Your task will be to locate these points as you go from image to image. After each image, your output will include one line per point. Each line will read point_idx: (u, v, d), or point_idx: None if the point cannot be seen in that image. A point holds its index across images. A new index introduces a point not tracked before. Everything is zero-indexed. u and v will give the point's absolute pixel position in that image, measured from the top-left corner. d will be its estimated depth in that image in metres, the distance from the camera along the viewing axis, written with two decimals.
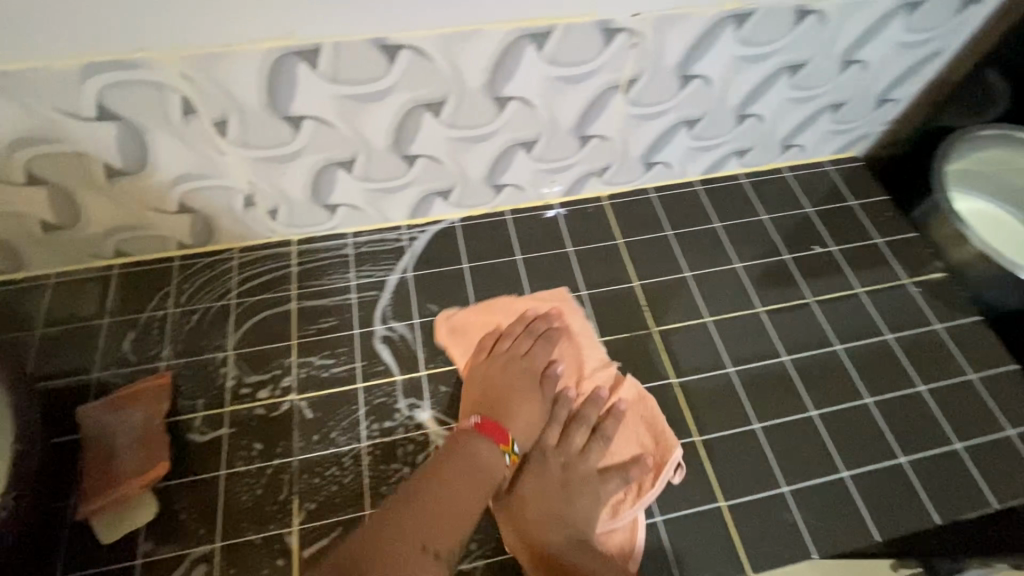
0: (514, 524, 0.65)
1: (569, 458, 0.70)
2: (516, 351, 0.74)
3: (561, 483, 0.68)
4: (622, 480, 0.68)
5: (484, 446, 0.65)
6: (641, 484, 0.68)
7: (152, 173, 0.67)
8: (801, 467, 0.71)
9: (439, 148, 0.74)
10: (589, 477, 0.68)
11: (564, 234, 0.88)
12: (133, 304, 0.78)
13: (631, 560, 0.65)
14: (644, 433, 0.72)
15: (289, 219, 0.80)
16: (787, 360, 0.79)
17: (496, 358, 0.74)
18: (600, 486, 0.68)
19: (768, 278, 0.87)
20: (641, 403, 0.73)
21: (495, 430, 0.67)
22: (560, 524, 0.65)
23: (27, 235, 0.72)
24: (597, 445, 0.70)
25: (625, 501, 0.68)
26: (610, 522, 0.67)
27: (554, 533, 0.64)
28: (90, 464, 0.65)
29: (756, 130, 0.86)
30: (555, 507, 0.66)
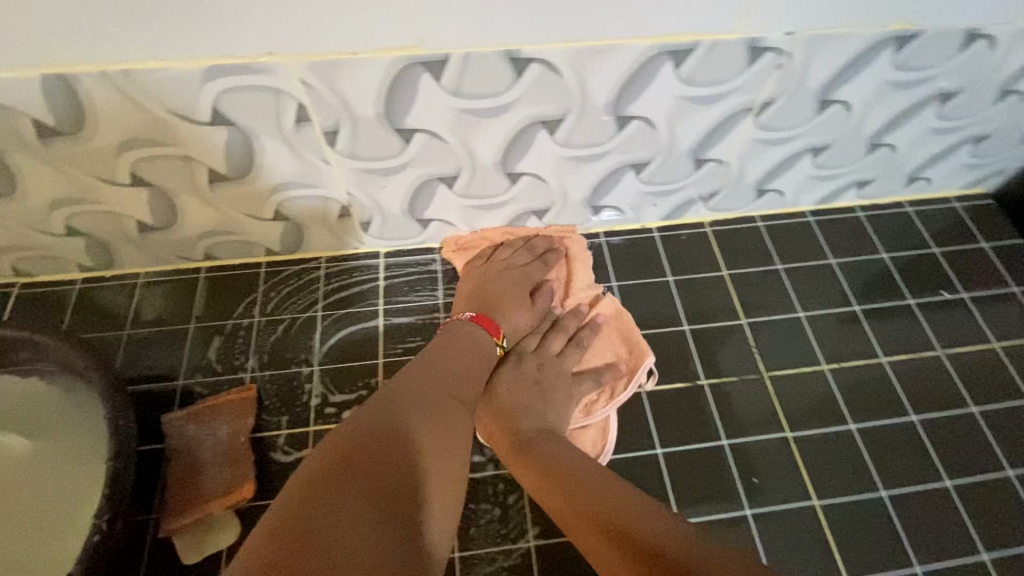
0: (491, 412, 0.66)
1: (547, 361, 0.72)
2: (509, 260, 0.76)
3: (541, 381, 0.70)
4: (595, 381, 0.72)
5: (480, 338, 0.68)
6: (613, 388, 0.72)
7: (253, 179, 0.65)
8: (934, 545, 0.65)
9: (546, 166, 0.69)
10: (568, 378, 0.71)
11: (664, 262, 0.82)
12: (219, 309, 0.76)
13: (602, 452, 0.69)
14: (621, 346, 0.75)
15: (380, 232, 0.77)
16: (916, 421, 0.72)
17: (488, 263, 0.76)
18: (576, 387, 0.71)
19: (890, 324, 0.79)
20: (620, 320, 0.77)
21: (489, 324, 0.70)
22: (536, 414, 0.66)
23: (123, 235, 0.71)
24: (574, 351, 0.74)
25: (597, 402, 0.72)
26: (581, 421, 0.70)
27: (528, 421, 0.65)
28: (176, 476, 0.63)
29: (885, 160, 0.79)
30: (532, 400, 0.67)
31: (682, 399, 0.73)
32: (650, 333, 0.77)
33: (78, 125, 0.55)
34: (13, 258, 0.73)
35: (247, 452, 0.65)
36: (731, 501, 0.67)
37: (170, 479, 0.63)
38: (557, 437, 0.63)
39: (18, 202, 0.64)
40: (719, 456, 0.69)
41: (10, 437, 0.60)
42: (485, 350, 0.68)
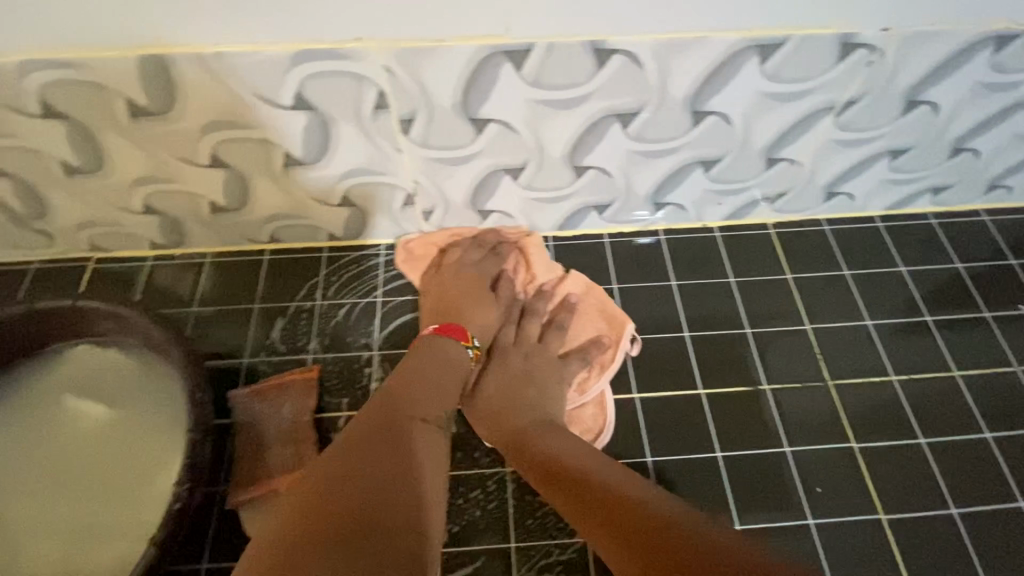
0: (484, 415, 0.66)
1: (528, 350, 0.71)
2: (463, 263, 0.75)
3: (528, 368, 0.69)
4: (582, 359, 0.72)
5: (450, 345, 0.66)
6: (598, 363, 0.73)
7: (326, 164, 0.66)
8: (1008, 568, 0.63)
9: (614, 161, 0.68)
10: (553, 362, 0.71)
11: (725, 262, 0.80)
12: (282, 291, 0.77)
13: (604, 427, 0.69)
14: (602, 321, 0.75)
15: (439, 222, 0.77)
16: (989, 437, 0.69)
17: (446, 270, 0.75)
18: (562, 369, 0.71)
19: (964, 337, 0.76)
20: (596, 296, 0.77)
21: (456, 330, 0.68)
22: (531, 405, 0.66)
23: (196, 215, 0.73)
24: (556, 334, 0.73)
25: (586, 377, 0.72)
26: (578, 400, 0.71)
27: (524, 413, 0.65)
28: (241, 453, 0.65)
29: (966, 166, 0.76)
30: (522, 392, 0.67)
31: (741, 402, 0.71)
32: (709, 334, 0.76)
33: (168, 105, 0.57)
34: (91, 234, 0.76)
35: (312, 434, 0.66)
36: (793, 509, 0.65)
37: (236, 455, 0.65)
38: (555, 428, 0.63)
39: (103, 178, 0.66)
40: (780, 463, 0.68)
41: (92, 406, 0.62)
42: (457, 356, 0.66)
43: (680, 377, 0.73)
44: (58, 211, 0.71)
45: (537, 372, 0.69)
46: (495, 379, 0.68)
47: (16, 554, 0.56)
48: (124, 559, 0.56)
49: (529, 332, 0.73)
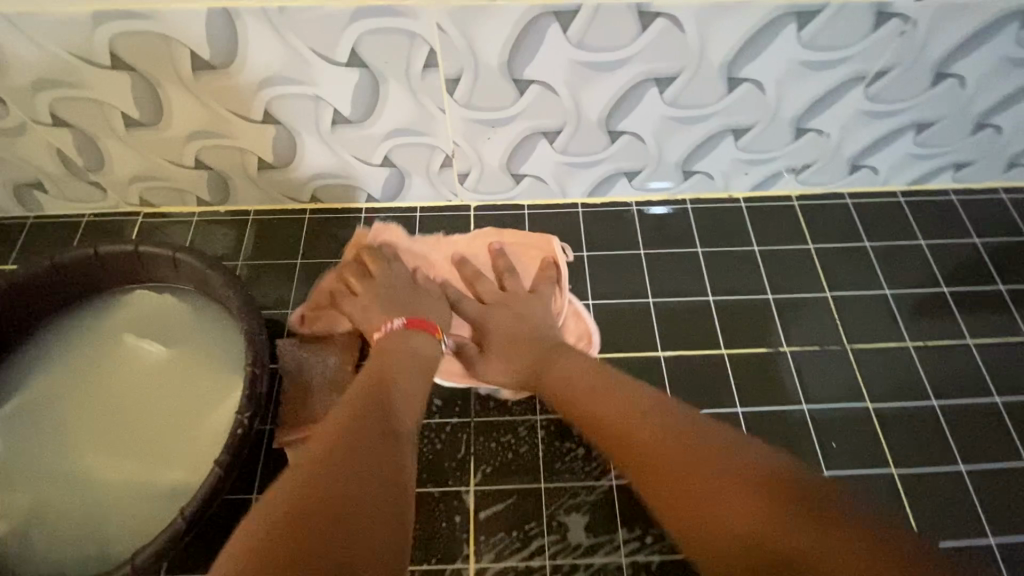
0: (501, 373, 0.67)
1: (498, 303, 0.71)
2: (369, 286, 0.71)
3: (514, 311, 0.70)
4: (548, 285, 0.74)
5: (413, 337, 0.65)
6: (549, 279, 0.74)
7: (372, 124, 0.69)
8: (1017, 522, 0.65)
9: (647, 126, 0.71)
10: (527, 298, 0.72)
11: (749, 231, 0.83)
12: (322, 248, 0.81)
13: (589, 333, 0.74)
14: (536, 249, 0.77)
15: (474, 185, 0.80)
16: (1000, 402, 0.72)
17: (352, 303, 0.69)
18: (538, 296, 0.72)
19: (980, 308, 0.78)
20: (525, 237, 0.78)
21: (422, 324, 0.66)
22: (533, 339, 0.67)
23: (243, 171, 0.76)
24: (512, 277, 0.74)
25: (556, 299, 0.74)
26: (559, 321, 0.73)
27: (529, 351, 0.66)
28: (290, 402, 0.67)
29: (989, 143, 0.78)
30: (516, 336, 0.68)
31: (762, 362, 0.74)
32: (733, 299, 0.79)
33: (230, 59, 0.60)
34: (142, 188, 0.79)
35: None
36: (809, 462, 0.68)
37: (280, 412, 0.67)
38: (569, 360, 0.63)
39: (160, 131, 0.69)
40: (798, 420, 0.71)
41: (150, 343, 0.66)
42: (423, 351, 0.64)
43: (703, 337, 0.76)
44: (113, 163, 0.74)
45: (521, 311, 0.70)
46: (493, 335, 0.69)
47: (79, 477, 0.60)
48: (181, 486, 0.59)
49: (488, 291, 0.73)
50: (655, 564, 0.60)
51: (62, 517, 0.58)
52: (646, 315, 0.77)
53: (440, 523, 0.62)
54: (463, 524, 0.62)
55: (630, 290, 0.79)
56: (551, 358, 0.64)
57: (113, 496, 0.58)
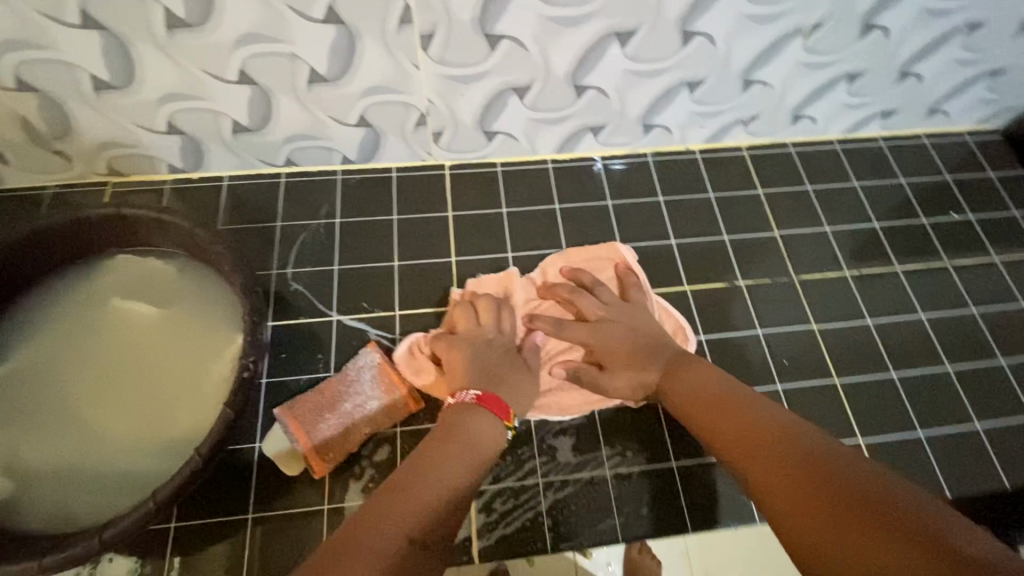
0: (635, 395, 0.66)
1: (598, 323, 0.70)
2: (470, 334, 0.68)
3: (623, 324, 0.69)
4: (636, 289, 0.74)
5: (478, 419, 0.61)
6: (633, 285, 0.74)
7: (348, 82, 0.71)
8: (939, 417, 0.76)
9: (612, 81, 0.76)
10: (630, 307, 0.71)
11: (705, 179, 0.90)
12: (302, 211, 0.83)
13: (677, 323, 0.76)
14: (605, 260, 0.79)
15: (448, 143, 0.83)
16: (923, 318, 0.82)
17: (449, 350, 0.67)
18: (638, 303, 0.72)
19: (906, 239, 0.89)
20: (592, 252, 0.79)
21: (495, 404, 0.62)
22: (649, 352, 0.66)
23: (217, 136, 0.77)
24: (602, 288, 0.73)
25: (649, 302, 0.74)
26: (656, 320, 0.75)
27: (650, 364, 0.65)
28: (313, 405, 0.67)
29: (911, 91, 0.87)
30: (633, 353, 0.67)
31: (720, 295, 0.82)
32: (693, 241, 0.86)
33: (204, 17, 0.61)
34: (111, 155, 0.78)
35: (411, 405, 0.69)
36: (765, 379, 0.77)
37: (331, 416, 0.67)
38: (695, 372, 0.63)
39: (132, 94, 0.69)
40: (754, 343, 0.79)
41: (141, 305, 0.66)
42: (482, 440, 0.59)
43: (668, 276, 0.83)
44: (80, 129, 0.73)
45: (629, 324, 0.69)
46: (606, 353, 0.68)
47: (78, 435, 0.60)
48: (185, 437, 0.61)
49: (589, 309, 0.71)
50: (635, 475, 0.67)
51: (64, 473, 0.59)
52: None
53: None
54: None
55: (600, 237, 0.85)
56: (677, 373, 0.63)
57: (116, 450, 0.60)
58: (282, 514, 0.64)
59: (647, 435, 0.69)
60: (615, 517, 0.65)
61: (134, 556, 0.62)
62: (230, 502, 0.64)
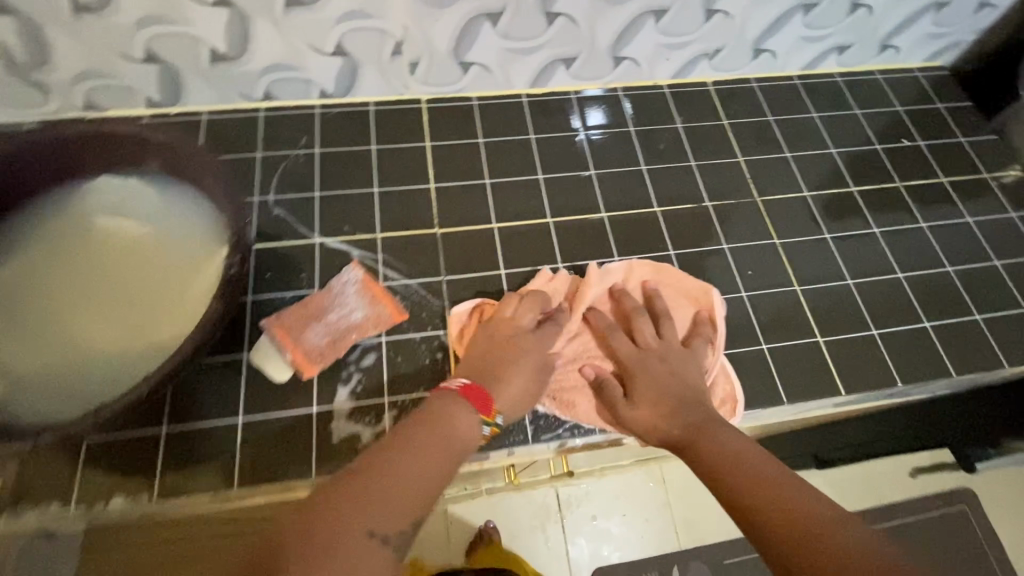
0: (644, 430, 0.65)
1: (651, 353, 0.70)
2: (519, 317, 0.70)
3: (671, 366, 0.68)
4: (703, 341, 0.73)
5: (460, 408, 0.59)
6: (702, 336, 0.74)
7: (327, 5, 0.73)
8: (890, 318, 0.82)
9: (580, 8, 0.80)
10: (687, 357, 0.70)
11: (673, 111, 0.95)
12: (283, 142, 0.84)
13: (733, 391, 0.73)
14: (692, 300, 0.77)
15: (425, 76, 0.86)
16: (876, 233, 0.88)
17: (491, 326, 0.69)
18: (697, 357, 0.71)
19: (861, 164, 0.94)
20: (681, 284, 0.78)
21: (479, 397, 0.61)
22: (685, 403, 0.65)
23: (196, 64, 0.78)
24: (669, 324, 0.73)
25: (710, 358, 0.73)
26: (710, 379, 0.72)
27: (680, 414, 0.63)
28: (307, 315, 0.70)
29: (864, 23, 0.92)
30: (668, 389, 0.66)
31: (689, 216, 0.87)
32: (662, 166, 0.90)
33: None
34: (88, 87, 0.78)
35: (396, 317, 0.72)
36: (731, 289, 0.81)
37: (318, 325, 0.69)
38: (723, 428, 0.61)
39: (110, 16, 0.70)
40: (719, 258, 0.84)
41: (124, 222, 0.68)
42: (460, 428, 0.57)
43: (640, 199, 0.87)
44: (59, 57, 0.74)
45: (681, 371, 0.68)
46: (640, 385, 0.67)
47: (65, 337, 0.61)
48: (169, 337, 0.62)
49: (644, 336, 0.71)
50: None
51: (44, 371, 0.59)
52: (589, 185, 0.87)
53: (424, 361, 0.71)
54: (443, 360, 0.71)
55: (574, 165, 0.89)
56: (702, 429, 0.61)
57: (98, 351, 0.60)
58: (271, 418, 0.66)
59: None
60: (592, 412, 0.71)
61: (129, 460, 0.63)
62: (219, 407, 0.66)
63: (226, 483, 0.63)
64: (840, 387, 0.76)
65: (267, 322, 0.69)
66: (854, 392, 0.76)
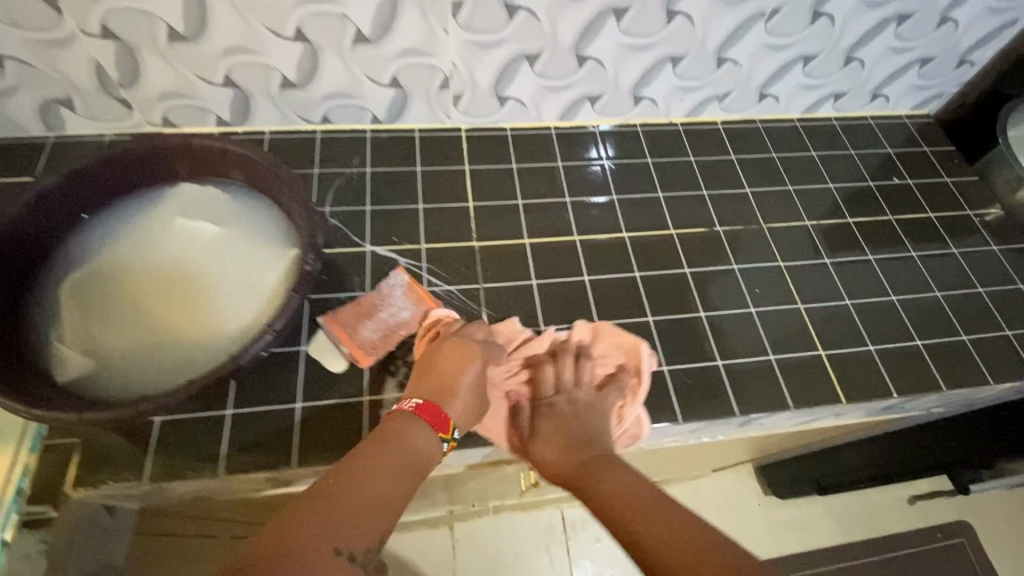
0: (538, 463, 0.71)
1: (565, 398, 0.74)
2: (462, 342, 0.73)
3: (577, 414, 0.73)
4: (618, 392, 0.76)
5: (417, 428, 0.65)
6: (619, 387, 0.76)
7: (386, 44, 0.83)
8: (886, 335, 0.88)
9: (607, 53, 0.90)
10: (596, 402, 0.74)
11: (687, 146, 1.05)
12: (336, 161, 0.94)
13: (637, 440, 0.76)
14: (625, 351, 0.79)
15: (466, 107, 0.96)
16: (873, 259, 0.96)
17: (436, 350, 0.72)
18: (605, 407, 0.74)
19: (855, 198, 1.04)
20: (618, 336, 0.79)
21: (434, 414, 0.67)
22: (582, 445, 0.70)
23: (266, 90, 0.88)
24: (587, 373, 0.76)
25: (623, 408, 0.75)
26: (617, 426, 0.75)
27: (575, 455, 0.69)
28: (359, 314, 0.77)
29: (857, 75, 1.03)
30: (568, 432, 0.71)
31: (702, 238, 0.95)
32: (677, 194, 0.99)
33: None
34: (168, 106, 0.88)
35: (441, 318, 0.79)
36: (741, 304, 0.88)
37: (371, 323, 0.76)
38: (615, 467, 0.67)
39: (199, 45, 0.79)
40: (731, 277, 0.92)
41: (201, 225, 0.76)
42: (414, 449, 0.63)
43: (657, 222, 0.96)
44: (147, 79, 0.83)
45: (588, 417, 0.73)
46: (545, 423, 0.72)
47: (142, 323, 0.68)
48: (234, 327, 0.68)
49: (562, 381, 0.75)
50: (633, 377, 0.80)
51: (130, 354, 0.66)
52: (611, 208, 0.96)
53: None
54: None
55: (598, 190, 0.98)
56: (593, 470, 0.67)
57: (178, 339, 0.67)
58: (328, 405, 0.72)
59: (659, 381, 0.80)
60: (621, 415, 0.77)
61: (198, 435, 0.69)
62: (281, 391, 0.72)
63: (288, 458, 0.69)
64: (841, 395, 0.82)
65: (326, 319, 0.76)
66: (854, 400, 0.82)
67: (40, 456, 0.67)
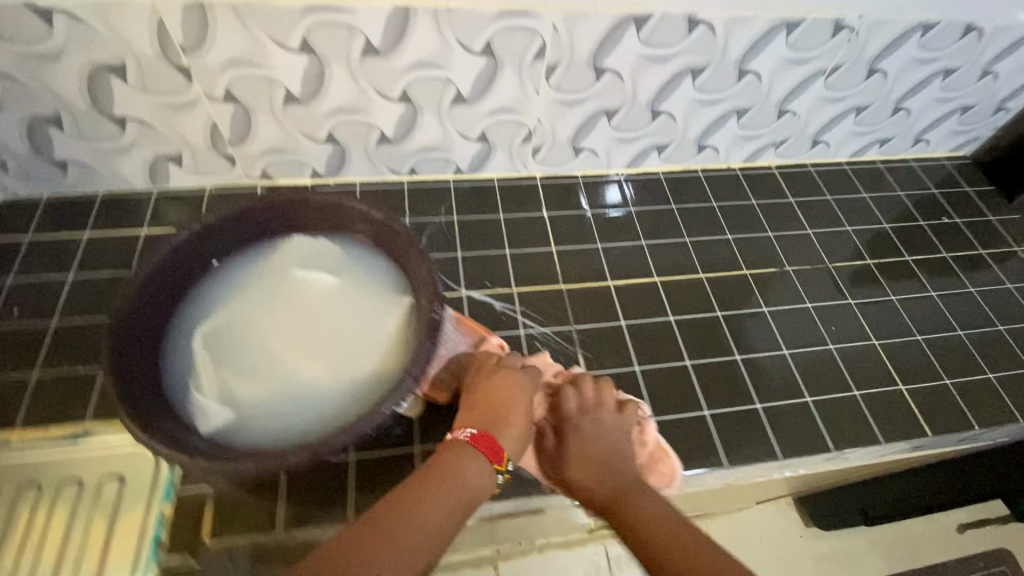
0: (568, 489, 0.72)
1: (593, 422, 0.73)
2: (498, 369, 0.71)
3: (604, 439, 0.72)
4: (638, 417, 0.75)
5: (472, 459, 0.61)
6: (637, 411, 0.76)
7: (482, 103, 0.89)
8: (958, 369, 0.93)
9: (681, 107, 0.97)
10: (620, 426, 0.73)
11: (747, 189, 1.11)
12: (425, 210, 0.99)
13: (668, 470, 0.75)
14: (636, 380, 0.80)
15: (543, 157, 1.02)
16: (934, 295, 1.01)
17: (477, 381, 0.70)
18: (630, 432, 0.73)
19: (909, 236, 1.09)
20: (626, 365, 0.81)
21: (489, 446, 0.62)
22: (608, 470, 0.70)
23: (364, 145, 0.93)
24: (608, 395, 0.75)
25: (644, 434, 0.76)
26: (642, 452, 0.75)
27: (603, 480, 0.69)
28: None
29: (903, 122, 1.11)
30: (595, 458, 0.70)
31: (772, 277, 1.00)
32: (744, 235, 1.05)
33: (393, 45, 0.78)
34: (269, 161, 0.93)
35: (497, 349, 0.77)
36: (819, 342, 0.93)
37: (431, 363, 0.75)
38: (643, 492, 0.67)
39: (310, 107, 0.85)
40: (804, 315, 0.97)
41: (317, 276, 0.79)
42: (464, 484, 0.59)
43: (730, 262, 1.01)
44: (256, 138, 0.88)
45: (612, 442, 0.72)
46: (570, 450, 0.71)
47: (270, 372, 0.72)
48: (359, 377, 0.72)
49: (586, 406, 0.74)
50: (732, 414, 0.84)
51: (264, 404, 0.69)
52: (685, 250, 1.01)
53: None
54: None
55: (671, 233, 1.03)
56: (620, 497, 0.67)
57: (309, 389, 0.71)
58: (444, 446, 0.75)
59: (758, 418, 0.84)
60: (724, 452, 0.80)
61: (326, 485, 0.71)
62: (399, 438, 0.75)
63: None
64: (927, 429, 0.86)
65: None
66: (940, 433, 0.86)
67: (173, 506, 0.69)
